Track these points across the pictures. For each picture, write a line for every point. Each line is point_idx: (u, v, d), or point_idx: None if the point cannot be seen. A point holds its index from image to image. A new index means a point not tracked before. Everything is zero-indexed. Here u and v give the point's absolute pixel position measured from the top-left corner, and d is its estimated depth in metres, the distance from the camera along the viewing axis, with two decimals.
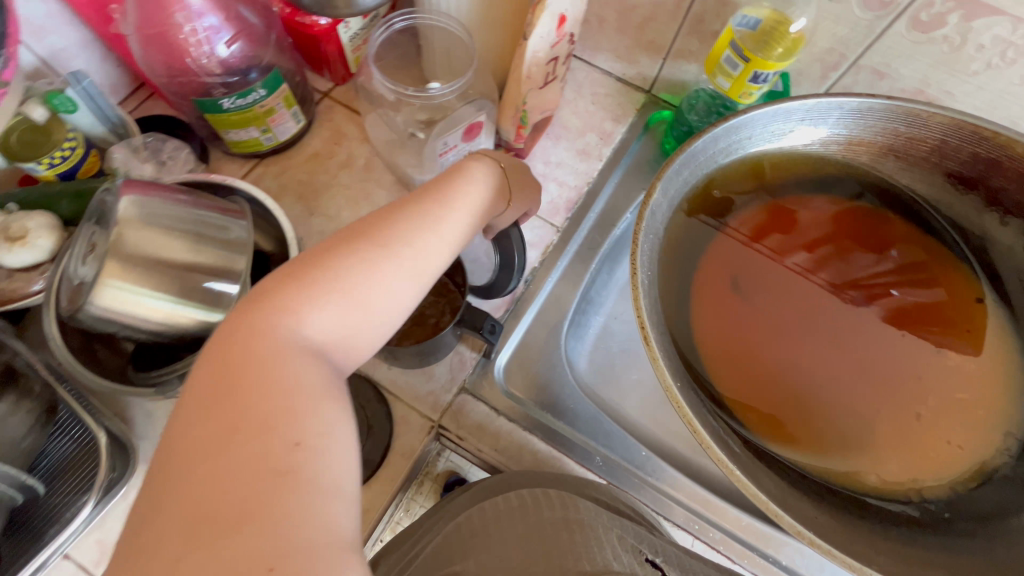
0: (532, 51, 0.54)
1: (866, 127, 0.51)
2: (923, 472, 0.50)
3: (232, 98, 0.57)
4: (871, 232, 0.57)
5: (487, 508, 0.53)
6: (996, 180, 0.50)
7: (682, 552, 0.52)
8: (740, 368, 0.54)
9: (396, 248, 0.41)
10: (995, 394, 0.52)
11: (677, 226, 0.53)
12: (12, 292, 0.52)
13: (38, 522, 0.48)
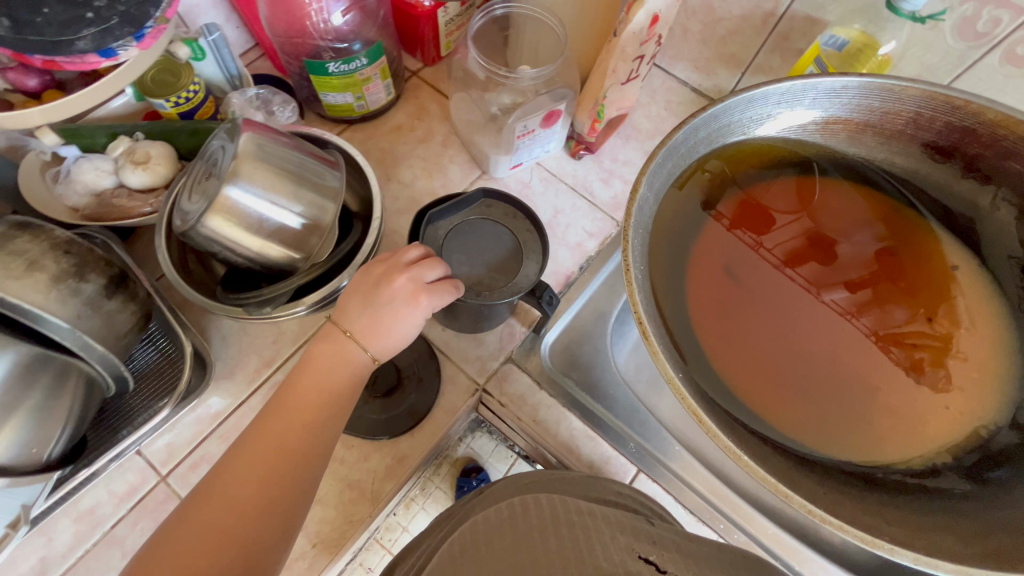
0: (621, 47, 0.57)
1: (844, 105, 0.49)
2: (920, 441, 0.48)
3: (337, 62, 0.63)
4: (856, 224, 0.54)
5: (477, 527, 0.48)
6: (970, 147, 0.48)
7: (681, 537, 0.47)
8: (740, 351, 0.50)
9: (295, 419, 0.45)
10: (990, 358, 0.51)
11: (667, 214, 0.49)
12: (130, 209, 0.57)
13: (120, 419, 0.54)
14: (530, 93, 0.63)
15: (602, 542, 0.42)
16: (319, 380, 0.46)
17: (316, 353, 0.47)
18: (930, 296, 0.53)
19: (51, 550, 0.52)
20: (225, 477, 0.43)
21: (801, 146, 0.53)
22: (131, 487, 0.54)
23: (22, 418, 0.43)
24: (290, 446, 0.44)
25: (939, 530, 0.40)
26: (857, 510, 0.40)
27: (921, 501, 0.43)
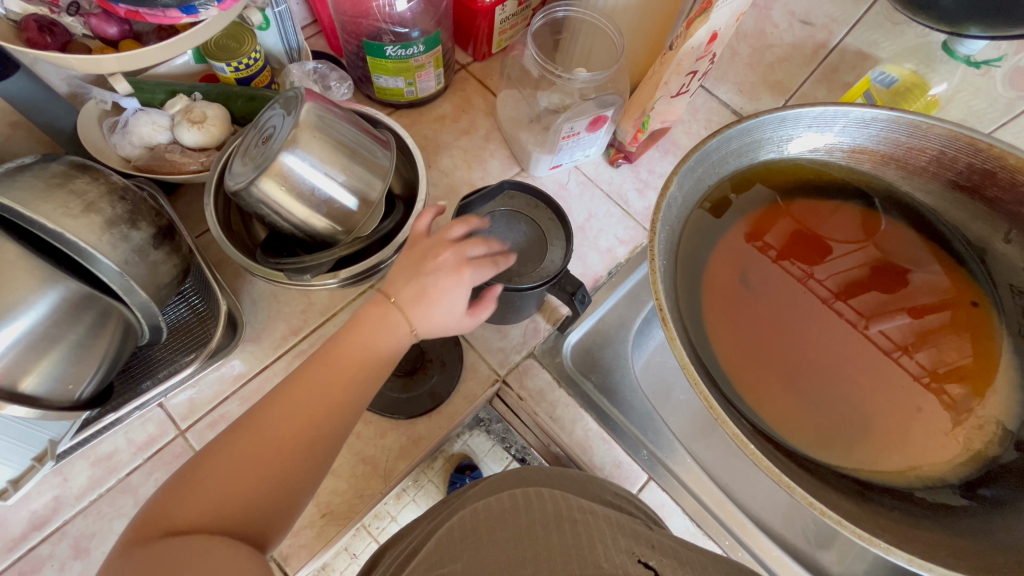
0: (679, 60, 0.58)
1: (872, 137, 0.49)
2: (919, 460, 0.48)
3: (396, 46, 0.64)
4: (881, 254, 0.54)
5: (475, 511, 0.45)
6: (990, 189, 0.48)
7: (679, 543, 0.44)
8: (753, 364, 0.51)
9: (325, 396, 0.44)
10: (1000, 392, 0.50)
11: (692, 221, 0.50)
12: (180, 166, 0.59)
13: (145, 372, 0.55)
14: (578, 96, 0.64)
15: (602, 543, 0.40)
16: (356, 346, 0.45)
17: (355, 323, 0.47)
18: (943, 327, 0.52)
19: (65, 490, 0.52)
20: (244, 428, 0.42)
21: (830, 169, 0.52)
22: (150, 437, 0.55)
23: (60, 353, 0.43)
24: (317, 411, 0.44)
25: (935, 544, 0.39)
26: (855, 516, 0.40)
27: (914, 514, 0.42)
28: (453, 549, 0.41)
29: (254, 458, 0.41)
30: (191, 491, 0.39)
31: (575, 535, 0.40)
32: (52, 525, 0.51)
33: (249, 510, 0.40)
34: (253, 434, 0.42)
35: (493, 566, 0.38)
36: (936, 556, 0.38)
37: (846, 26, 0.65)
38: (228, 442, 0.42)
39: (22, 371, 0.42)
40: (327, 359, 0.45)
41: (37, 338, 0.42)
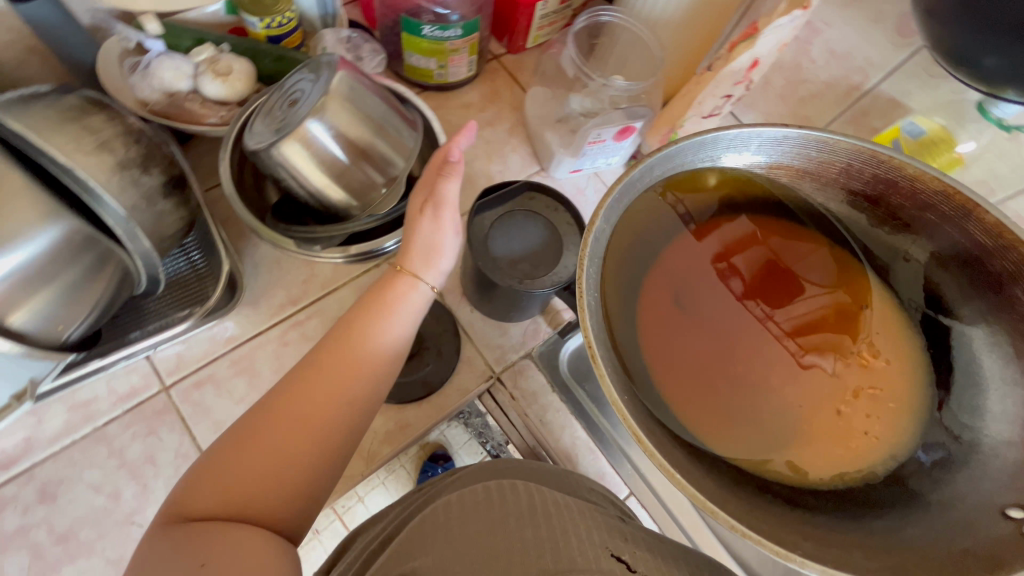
0: (715, 84, 0.58)
1: (787, 155, 0.42)
2: (840, 468, 0.39)
3: (434, 27, 0.63)
4: (791, 274, 0.45)
5: (450, 501, 0.42)
6: (896, 199, 0.42)
7: (654, 536, 0.43)
8: (682, 378, 0.40)
9: (296, 405, 0.39)
10: (910, 399, 0.42)
11: (611, 249, 0.40)
12: (198, 116, 0.57)
13: (134, 323, 0.53)
14: (609, 103, 0.64)
15: (577, 537, 0.38)
16: (335, 376, 0.40)
17: (328, 358, 0.41)
18: (856, 346, 0.43)
19: (38, 432, 0.51)
20: (201, 489, 0.36)
21: (736, 175, 0.43)
22: (133, 388, 0.54)
23: (54, 290, 0.42)
24: (295, 460, 0.38)
25: (846, 544, 0.34)
26: (770, 521, 0.34)
27: (835, 519, 0.36)
28: (420, 546, 0.38)
29: (227, 495, 0.36)
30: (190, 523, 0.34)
31: (549, 530, 0.38)
32: (20, 466, 0.49)
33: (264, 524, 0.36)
34: (214, 476, 0.36)
35: (466, 560, 0.36)
36: (846, 561, 0.32)
37: (882, 73, 0.64)
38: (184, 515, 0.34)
39: (13, 305, 0.40)
40: (297, 398, 0.39)
41: (31, 273, 0.40)
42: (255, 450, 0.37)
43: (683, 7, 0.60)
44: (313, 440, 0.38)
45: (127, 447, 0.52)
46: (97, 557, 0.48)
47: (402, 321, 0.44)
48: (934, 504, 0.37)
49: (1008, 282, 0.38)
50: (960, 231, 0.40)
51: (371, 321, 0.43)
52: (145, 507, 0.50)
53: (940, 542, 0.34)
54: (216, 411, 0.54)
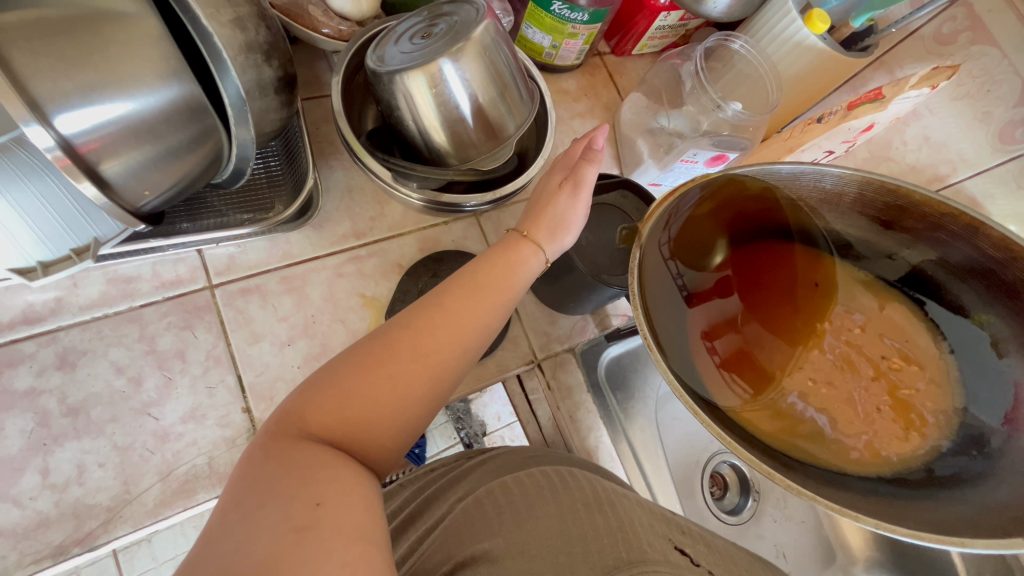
0: (826, 138, 0.60)
1: (803, 185, 0.43)
2: (885, 455, 0.41)
3: (563, 5, 0.62)
4: (821, 296, 0.50)
5: (512, 485, 0.42)
6: (906, 221, 0.42)
7: (704, 531, 0.44)
8: (731, 376, 0.44)
9: (396, 334, 0.37)
10: (940, 387, 0.44)
11: (660, 267, 0.41)
12: (313, 23, 0.55)
13: (190, 213, 0.50)
14: (712, 127, 0.64)
15: (641, 527, 0.39)
16: (461, 318, 0.39)
17: (456, 302, 0.39)
18: (882, 356, 0.47)
19: (71, 296, 0.47)
20: (318, 402, 0.33)
21: (757, 194, 0.45)
22: (178, 278, 0.51)
23: (152, 152, 0.39)
24: (413, 391, 0.36)
25: (902, 512, 0.34)
26: (825, 487, 0.35)
27: (886, 499, 0.35)
28: (483, 526, 0.39)
29: (333, 426, 0.33)
30: (305, 432, 0.32)
31: (610, 523, 0.39)
32: (44, 326, 0.46)
33: (375, 450, 0.35)
34: (328, 403, 0.33)
35: (542, 543, 0.37)
36: (910, 520, 0.33)
37: (972, 170, 0.65)
38: (306, 430, 0.32)
39: (111, 153, 0.37)
40: (421, 333, 0.37)
41: (138, 126, 0.37)
42: (373, 377, 0.35)
43: (814, 54, 0.61)
44: (431, 375, 0.36)
45: (159, 336, 0.49)
46: (103, 440, 0.45)
47: (522, 286, 0.43)
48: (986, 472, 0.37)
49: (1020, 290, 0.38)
50: (971, 246, 0.40)
51: (499, 277, 0.41)
52: (166, 401, 0.47)
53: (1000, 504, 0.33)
54: (258, 322, 0.52)
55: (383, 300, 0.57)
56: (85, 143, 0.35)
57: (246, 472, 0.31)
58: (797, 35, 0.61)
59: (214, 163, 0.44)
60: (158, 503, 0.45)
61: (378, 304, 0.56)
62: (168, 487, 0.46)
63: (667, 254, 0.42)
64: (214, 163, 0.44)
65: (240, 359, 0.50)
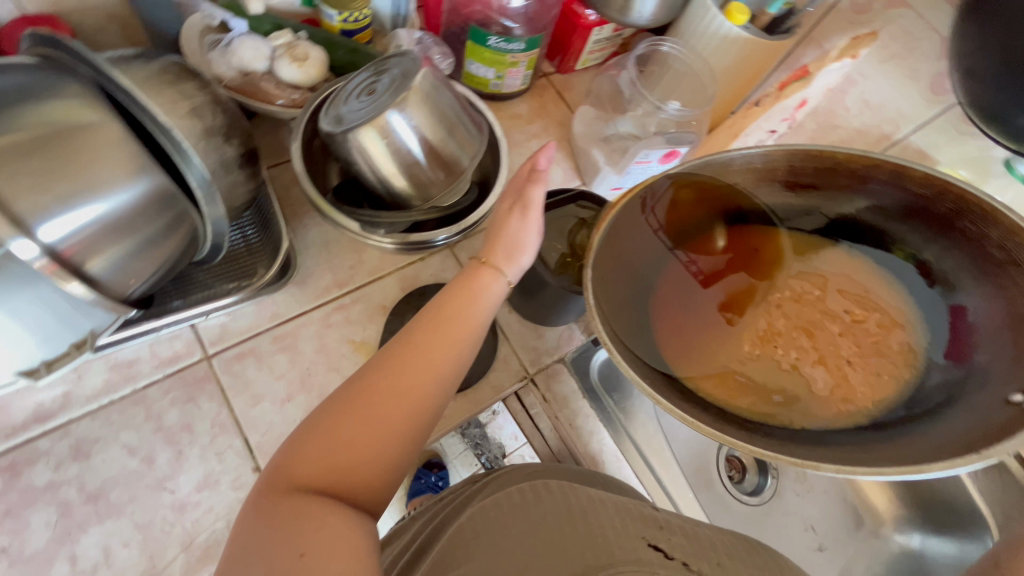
0: (765, 120, 0.63)
1: (737, 169, 0.46)
2: (861, 403, 0.43)
3: (499, 38, 0.66)
4: (778, 267, 0.51)
5: (492, 509, 0.43)
6: (840, 180, 0.46)
7: (683, 521, 0.45)
8: (701, 356, 0.46)
9: (372, 377, 0.38)
10: (903, 330, 0.46)
11: (615, 268, 0.44)
12: (267, 97, 0.59)
13: (180, 290, 0.53)
14: (658, 127, 0.68)
15: (614, 531, 0.40)
16: (433, 351, 0.40)
17: (426, 337, 0.41)
18: (844, 312, 0.48)
19: (77, 388, 0.50)
20: (305, 454, 0.35)
21: (697, 186, 0.47)
22: (175, 354, 0.53)
23: (130, 244, 0.42)
24: (394, 431, 0.37)
25: (869, 457, 0.36)
26: (794, 445, 0.38)
27: (863, 445, 0.38)
28: (463, 552, 0.39)
29: (324, 472, 0.35)
30: (291, 483, 0.34)
31: (585, 529, 0.40)
32: (56, 421, 0.49)
33: (371, 489, 0.36)
34: (316, 454, 0.35)
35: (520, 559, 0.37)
36: (873, 460, 0.35)
37: (913, 125, 0.68)
38: (294, 482, 0.34)
39: (93, 251, 0.40)
40: (395, 372, 0.39)
41: (116, 223, 0.41)
42: (356, 424, 0.36)
43: (740, 44, 0.64)
44: (413, 408, 0.38)
45: (165, 413, 0.51)
46: (125, 520, 0.47)
47: (487, 314, 0.44)
48: (951, 405, 0.39)
49: (954, 220, 0.42)
50: (902, 190, 0.44)
51: (461, 308, 0.43)
52: (178, 474, 0.50)
53: (962, 434, 0.36)
54: (257, 384, 0.54)
55: (372, 342, 0.59)
56: (69, 248, 0.39)
57: (242, 529, 0.33)
58: (721, 30, 0.64)
59: (190, 244, 0.47)
60: (184, 573, 0.47)
61: (368, 347, 0.59)
62: (192, 556, 0.48)
63: (634, 242, 0.46)
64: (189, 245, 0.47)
65: (243, 421, 0.53)
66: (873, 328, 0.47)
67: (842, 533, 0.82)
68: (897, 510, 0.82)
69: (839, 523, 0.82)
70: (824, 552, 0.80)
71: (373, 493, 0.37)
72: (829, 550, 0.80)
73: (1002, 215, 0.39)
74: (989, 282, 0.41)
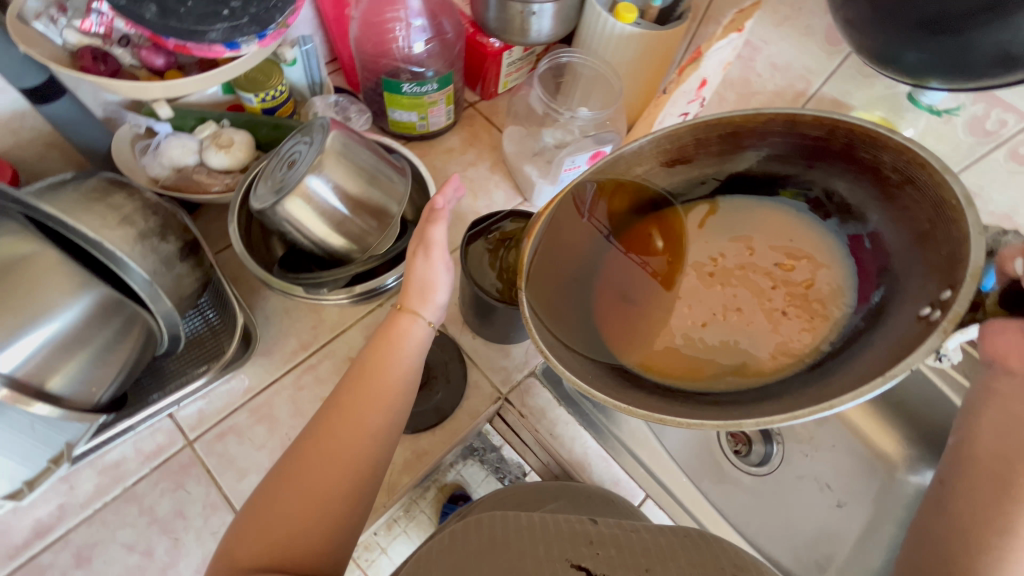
0: (673, 103, 0.65)
1: (643, 155, 0.46)
2: (801, 347, 0.44)
3: (412, 84, 0.69)
4: (705, 236, 0.51)
5: (432, 546, 0.38)
6: (744, 140, 0.45)
7: (632, 529, 0.38)
8: (644, 340, 0.47)
9: (301, 450, 0.42)
10: (831, 269, 0.47)
11: (545, 276, 0.45)
12: (203, 186, 0.62)
13: (153, 383, 0.56)
14: (579, 133, 0.71)
15: (538, 546, 0.34)
16: (358, 413, 0.43)
17: (350, 397, 0.44)
18: (774, 264, 0.49)
19: (71, 498, 0.53)
20: (246, 537, 0.38)
21: (609, 184, 0.47)
22: (158, 446, 0.56)
23: (86, 357, 0.45)
24: (336, 492, 0.40)
25: (802, 401, 0.37)
26: (736, 407, 0.39)
27: (795, 392, 0.39)
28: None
29: (275, 533, 0.38)
30: (231, 566, 0.37)
31: (511, 549, 0.34)
32: (55, 533, 0.51)
33: (333, 544, 0.38)
34: (256, 536, 0.38)
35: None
36: (796, 404, 0.37)
37: (822, 77, 0.69)
38: (235, 564, 0.37)
39: (50, 371, 0.43)
40: (323, 439, 0.42)
41: (65, 341, 0.43)
42: (293, 497, 0.39)
43: (635, 39, 0.67)
44: (353, 464, 0.41)
45: (157, 504, 0.54)
46: None
47: (412, 357, 0.47)
48: (877, 329, 0.40)
49: (853, 152, 0.42)
50: (800, 136, 0.44)
51: (383, 360, 0.46)
52: (178, 560, 0.52)
53: (882, 355, 0.37)
54: (240, 459, 0.56)
55: None
56: (26, 373, 0.42)
57: None
58: (615, 29, 0.67)
59: (147, 343, 0.50)
60: None
61: None
62: None
63: (558, 249, 0.47)
64: (145, 347, 0.50)
65: (232, 497, 0.55)
66: (803, 273, 0.48)
67: (858, 484, 0.81)
68: (908, 450, 0.81)
69: (853, 475, 0.81)
70: (844, 509, 0.79)
71: (334, 547, 0.38)
72: (848, 506, 0.79)
73: (885, 138, 0.40)
74: (892, 205, 0.42)
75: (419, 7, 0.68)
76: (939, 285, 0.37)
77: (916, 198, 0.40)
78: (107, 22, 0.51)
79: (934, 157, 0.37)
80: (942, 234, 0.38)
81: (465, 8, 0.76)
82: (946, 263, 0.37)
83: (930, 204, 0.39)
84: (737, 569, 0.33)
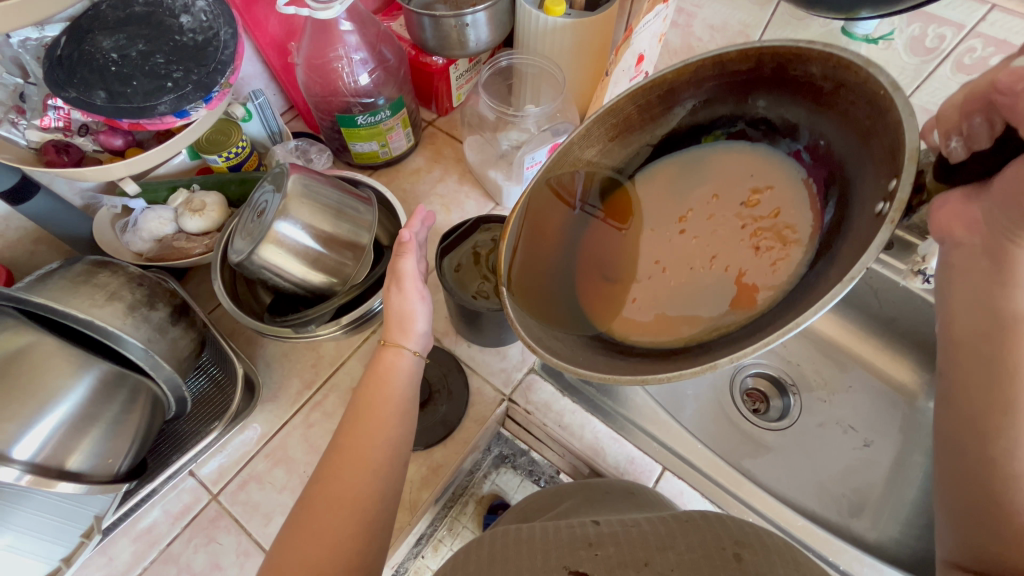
0: (617, 82, 0.66)
1: (586, 136, 0.46)
2: (778, 276, 0.40)
3: (365, 115, 0.71)
4: (672, 195, 0.48)
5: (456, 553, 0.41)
6: (680, 94, 0.45)
7: (630, 522, 0.40)
8: (628, 312, 0.45)
9: (309, 494, 0.44)
10: (795, 191, 0.43)
11: (519, 272, 0.46)
12: (185, 251, 0.65)
13: (169, 447, 0.58)
14: (534, 129, 0.72)
15: (542, 555, 0.37)
16: (359, 452, 0.46)
17: (349, 439, 0.46)
18: (740, 204, 0.45)
19: (111, 569, 0.55)
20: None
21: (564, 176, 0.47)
22: (185, 505, 0.58)
23: (98, 432, 0.47)
24: (347, 525, 0.42)
25: (773, 328, 0.34)
26: (712, 352, 0.37)
27: (777, 321, 0.35)
28: None
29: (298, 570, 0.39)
30: None
31: (519, 557, 0.37)
32: None
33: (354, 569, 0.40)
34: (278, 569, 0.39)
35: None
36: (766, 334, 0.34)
37: (759, 29, 0.69)
38: None
39: (68, 450, 0.45)
40: (330, 481, 0.44)
41: (76, 421, 0.46)
42: (307, 536, 0.41)
43: (569, 29, 0.69)
44: (363, 499, 0.43)
45: (193, 560, 0.56)
46: None
47: (403, 387, 0.50)
48: (844, 238, 0.36)
49: (784, 74, 0.40)
50: (731, 74, 0.43)
51: (377, 394, 0.49)
52: None
53: (845, 263, 0.33)
54: (264, 504, 0.58)
55: None
56: (44, 457, 0.44)
57: None
58: (548, 24, 0.69)
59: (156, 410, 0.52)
60: None
61: None
62: None
63: (530, 244, 0.47)
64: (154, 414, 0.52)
65: (262, 541, 0.56)
66: (768, 198, 0.45)
67: (882, 419, 0.78)
68: (926, 378, 0.79)
69: (875, 411, 0.79)
70: (872, 447, 0.76)
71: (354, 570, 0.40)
72: (876, 444, 0.76)
73: (807, 49, 0.38)
74: (832, 114, 0.39)
75: (357, 40, 0.68)
76: (889, 178, 0.34)
77: (851, 101, 0.37)
78: (64, 115, 0.55)
79: (855, 54, 0.35)
80: (881, 127, 0.35)
81: (404, 33, 0.78)
82: (891, 154, 0.34)
83: (865, 100, 0.36)
84: (736, 543, 0.36)
